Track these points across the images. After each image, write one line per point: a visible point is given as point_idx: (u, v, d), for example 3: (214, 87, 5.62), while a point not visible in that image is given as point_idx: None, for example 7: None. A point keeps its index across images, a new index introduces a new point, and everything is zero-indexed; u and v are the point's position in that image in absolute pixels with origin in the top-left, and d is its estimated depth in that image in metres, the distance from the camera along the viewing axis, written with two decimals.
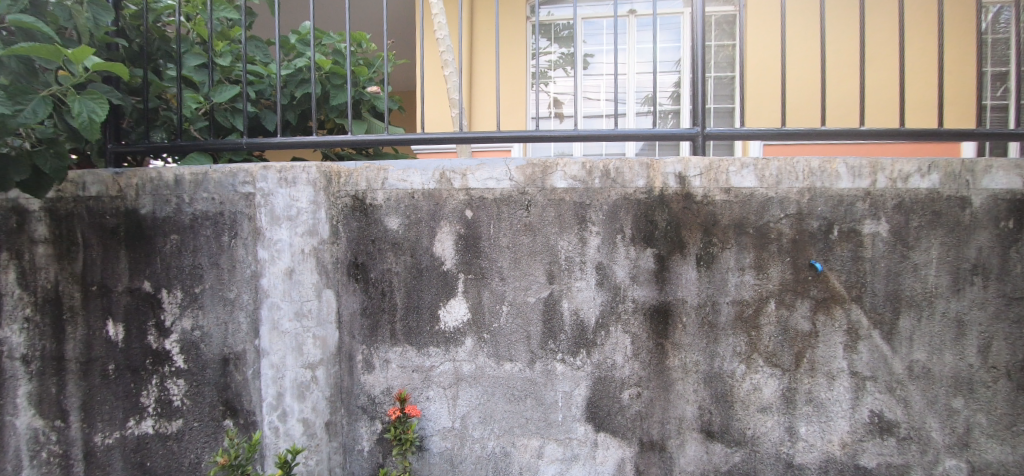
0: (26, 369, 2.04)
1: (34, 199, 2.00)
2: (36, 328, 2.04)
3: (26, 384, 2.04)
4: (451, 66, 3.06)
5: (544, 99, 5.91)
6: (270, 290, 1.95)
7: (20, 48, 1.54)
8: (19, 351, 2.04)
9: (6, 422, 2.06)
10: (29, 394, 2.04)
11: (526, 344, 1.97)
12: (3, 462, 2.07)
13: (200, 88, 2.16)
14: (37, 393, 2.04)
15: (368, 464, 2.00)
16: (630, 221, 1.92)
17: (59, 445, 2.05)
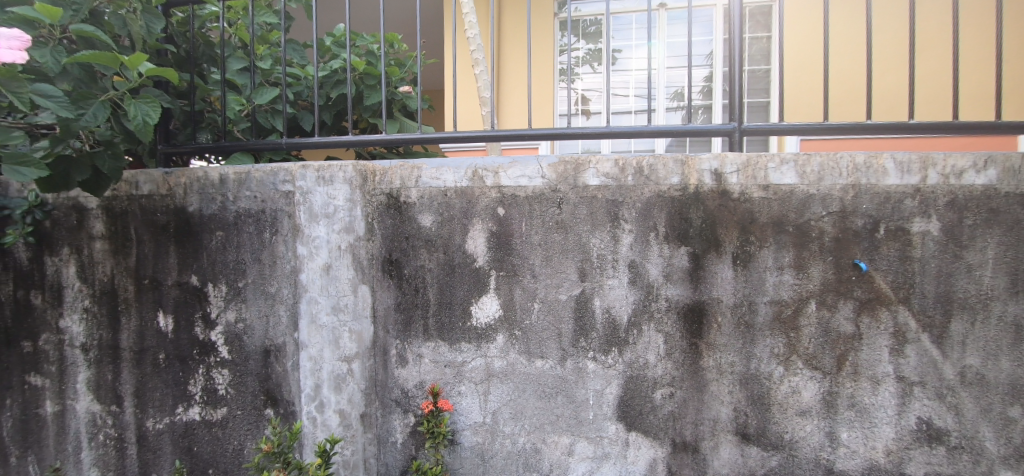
0: (85, 356, 2.18)
1: (93, 198, 2.13)
2: (94, 318, 2.17)
3: (86, 371, 2.18)
4: (482, 63, 3.04)
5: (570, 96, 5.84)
6: (309, 285, 2.02)
7: (81, 56, 1.63)
8: (79, 339, 2.18)
9: (68, 406, 2.21)
10: (88, 381, 2.18)
11: (557, 342, 1.97)
12: (66, 443, 2.22)
13: (243, 91, 2.25)
14: (96, 380, 2.18)
15: (402, 456, 2.05)
16: (663, 219, 1.90)
17: (115, 428, 2.18)
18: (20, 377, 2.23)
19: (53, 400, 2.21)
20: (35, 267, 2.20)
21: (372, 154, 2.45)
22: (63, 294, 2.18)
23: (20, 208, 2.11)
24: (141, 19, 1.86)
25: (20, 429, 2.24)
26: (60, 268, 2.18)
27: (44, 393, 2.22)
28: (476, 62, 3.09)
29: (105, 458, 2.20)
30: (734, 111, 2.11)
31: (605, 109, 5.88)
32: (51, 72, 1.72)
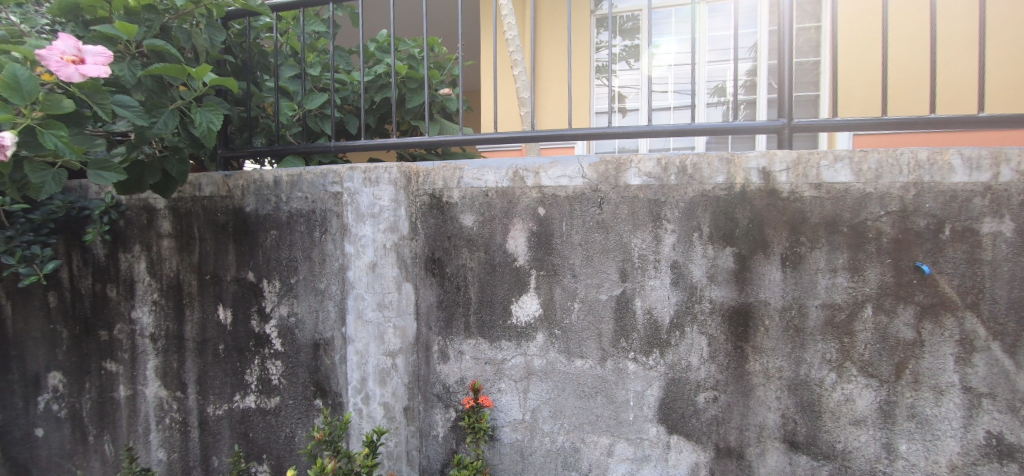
0: (154, 345, 2.35)
1: (161, 199, 2.29)
2: (161, 310, 2.33)
3: (154, 359, 2.35)
4: (520, 64, 3.03)
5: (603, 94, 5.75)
6: (355, 281, 2.10)
7: (154, 69, 1.76)
8: (148, 329, 2.35)
9: (138, 391, 2.38)
10: (156, 368, 2.35)
11: (597, 342, 1.97)
12: (137, 425, 2.40)
13: (294, 96, 2.35)
14: (163, 367, 2.35)
15: (443, 449, 2.10)
16: (708, 219, 1.86)
17: (180, 413, 2.34)
18: (97, 364, 2.43)
19: (126, 386, 2.40)
20: (111, 262, 2.38)
21: (413, 155, 2.53)
22: (134, 287, 2.36)
23: (98, 209, 2.28)
24: (206, 33, 1.99)
25: (96, 411, 2.44)
26: (132, 264, 2.36)
27: (118, 378, 2.40)
28: (515, 63, 3.09)
29: (171, 440, 2.36)
30: (784, 107, 2.03)
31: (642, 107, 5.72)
32: (126, 83, 1.85)
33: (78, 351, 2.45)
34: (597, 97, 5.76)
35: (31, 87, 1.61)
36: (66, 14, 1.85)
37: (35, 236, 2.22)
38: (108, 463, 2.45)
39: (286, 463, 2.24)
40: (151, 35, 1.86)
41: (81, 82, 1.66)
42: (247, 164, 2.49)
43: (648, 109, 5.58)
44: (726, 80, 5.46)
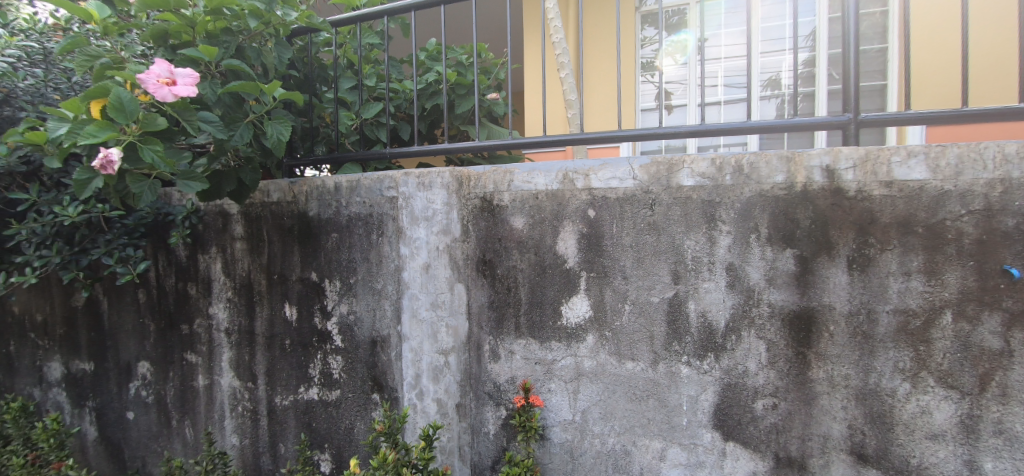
0: (228, 339, 2.54)
1: (234, 205, 2.47)
2: (235, 306, 2.52)
3: (228, 351, 2.54)
4: (567, 66, 3.02)
5: (649, 91, 5.47)
6: (410, 282, 2.19)
7: (232, 86, 1.90)
8: (224, 324, 2.54)
9: (215, 382, 2.58)
10: (230, 360, 2.54)
11: (649, 345, 1.96)
12: (213, 412, 2.60)
13: (352, 105, 2.46)
14: (236, 360, 2.53)
15: (494, 447, 2.14)
16: (766, 220, 1.81)
17: (251, 402, 2.52)
18: (179, 355, 2.65)
19: (203, 375, 2.60)
20: (191, 263, 2.59)
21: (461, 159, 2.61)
22: (211, 286, 2.56)
23: (180, 214, 2.49)
24: (275, 51, 2.14)
25: (178, 398, 2.67)
26: (209, 264, 2.56)
27: (197, 368, 2.61)
28: (561, 66, 3.08)
29: (243, 427, 2.54)
30: (850, 101, 1.93)
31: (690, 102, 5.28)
32: (207, 100, 2.00)
33: (163, 343, 2.68)
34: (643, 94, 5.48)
35: (132, 108, 1.77)
36: (156, 40, 2.00)
37: (129, 239, 2.45)
38: (188, 446, 2.67)
39: (346, 453, 2.36)
40: (229, 54, 2.02)
41: (173, 101, 1.81)
42: (300, 172, 2.60)
43: (696, 104, 5.21)
44: (782, 71, 5.02)
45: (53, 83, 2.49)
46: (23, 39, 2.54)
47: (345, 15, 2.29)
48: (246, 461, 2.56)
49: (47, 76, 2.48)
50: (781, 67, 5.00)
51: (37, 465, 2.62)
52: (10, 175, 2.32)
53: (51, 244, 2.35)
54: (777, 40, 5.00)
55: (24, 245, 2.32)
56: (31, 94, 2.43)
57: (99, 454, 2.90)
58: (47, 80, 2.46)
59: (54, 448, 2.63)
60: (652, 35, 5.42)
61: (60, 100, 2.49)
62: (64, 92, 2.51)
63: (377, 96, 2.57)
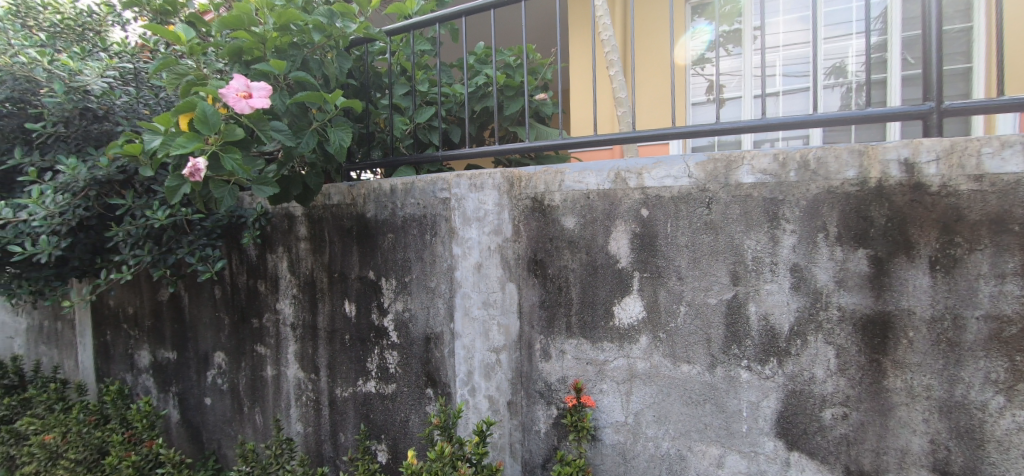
0: (294, 333, 2.70)
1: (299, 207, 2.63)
2: (300, 302, 2.67)
3: (294, 344, 2.71)
4: (617, 64, 2.98)
5: (699, 84, 5.10)
6: (463, 281, 2.27)
7: (299, 96, 2.03)
8: (290, 319, 2.71)
9: (283, 373, 2.76)
10: (295, 353, 2.71)
11: (706, 348, 1.90)
12: (281, 401, 2.78)
13: (406, 111, 2.57)
14: (301, 352, 2.69)
15: (546, 445, 2.15)
16: (836, 218, 1.71)
17: (314, 393, 2.67)
18: (251, 347, 2.85)
19: (272, 366, 2.78)
20: (261, 261, 2.79)
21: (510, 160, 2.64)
22: (278, 282, 2.74)
23: (251, 216, 2.69)
24: (336, 61, 2.26)
25: (250, 386, 2.87)
26: (277, 263, 2.73)
27: (266, 359, 2.80)
28: (611, 64, 3.04)
29: (308, 416, 2.70)
30: (931, 89, 1.78)
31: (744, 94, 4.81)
32: (277, 109, 2.13)
33: (237, 336, 2.89)
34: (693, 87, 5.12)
35: (215, 120, 1.93)
36: (233, 56, 2.14)
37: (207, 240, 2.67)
38: (259, 431, 2.87)
39: (402, 445, 2.45)
40: (296, 67, 2.15)
41: (249, 112, 1.96)
42: (356, 176, 2.73)
43: (751, 95, 4.80)
44: (847, 57, 4.55)
45: (144, 99, 2.79)
46: (119, 61, 2.85)
47: (399, 24, 2.38)
48: (311, 448, 2.72)
49: (139, 94, 2.77)
50: (845, 53, 4.54)
51: (133, 442, 2.92)
52: (110, 183, 2.57)
53: (144, 244, 2.58)
54: (841, 24, 4.53)
55: (122, 245, 2.56)
56: (125, 110, 2.72)
57: (181, 435, 3.19)
58: (139, 97, 2.76)
59: (147, 428, 2.93)
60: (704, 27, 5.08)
61: (149, 114, 2.78)
62: (152, 107, 2.79)
63: (429, 100, 2.65)
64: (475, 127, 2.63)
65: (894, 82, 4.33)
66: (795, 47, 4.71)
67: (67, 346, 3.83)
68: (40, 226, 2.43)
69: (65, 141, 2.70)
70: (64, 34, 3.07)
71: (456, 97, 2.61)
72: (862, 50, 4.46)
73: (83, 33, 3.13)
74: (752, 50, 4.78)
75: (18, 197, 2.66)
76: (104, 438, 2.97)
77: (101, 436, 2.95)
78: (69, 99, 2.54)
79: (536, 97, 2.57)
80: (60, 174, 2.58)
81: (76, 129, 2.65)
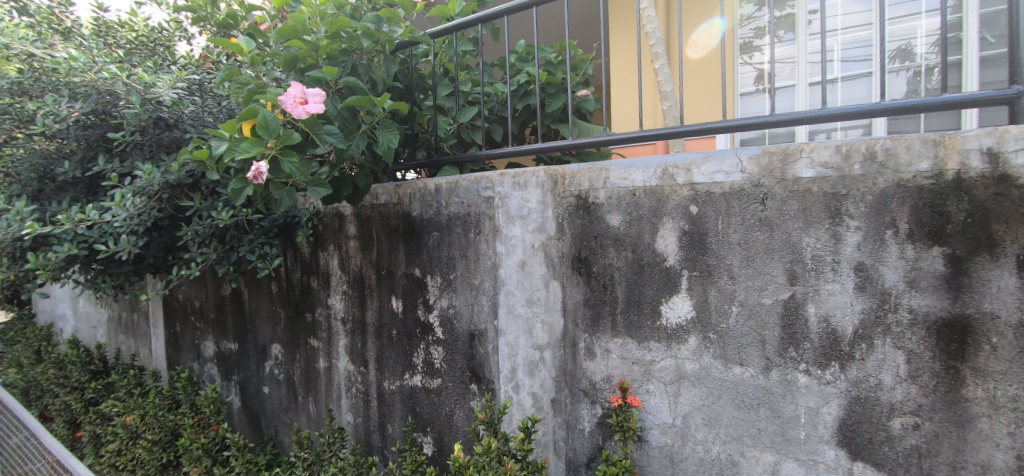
0: (344, 327, 2.83)
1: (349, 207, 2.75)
2: (350, 298, 2.79)
3: (344, 338, 2.83)
4: (662, 57, 2.89)
5: (748, 73, 4.59)
6: (507, 278, 2.30)
7: (350, 100, 2.10)
8: (340, 313, 2.84)
9: (334, 365, 2.89)
10: (345, 346, 2.83)
11: (760, 350, 1.82)
12: (332, 391, 2.91)
13: (449, 112, 2.63)
14: (350, 346, 2.81)
15: (590, 444, 2.14)
16: (907, 213, 1.59)
17: (363, 385, 2.78)
18: (305, 340, 3.01)
19: (324, 358, 2.93)
20: (313, 259, 2.94)
21: (552, 158, 2.63)
22: (330, 279, 2.87)
23: (305, 216, 2.85)
24: (383, 66, 2.34)
25: (304, 377, 3.03)
26: (329, 260, 2.87)
27: (319, 352, 2.95)
28: (656, 57, 2.95)
29: (357, 407, 2.82)
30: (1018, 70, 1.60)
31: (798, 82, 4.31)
32: (329, 113, 2.23)
33: (291, 329, 3.06)
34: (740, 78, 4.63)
35: (275, 126, 2.04)
36: (288, 65, 2.25)
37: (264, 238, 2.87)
38: (312, 420, 3.02)
39: (447, 438, 2.50)
40: (346, 73, 2.24)
41: (306, 117, 2.05)
42: (401, 175, 2.81)
43: (805, 83, 4.29)
44: (915, 38, 4.05)
45: (209, 109, 2.99)
46: (187, 73, 3.07)
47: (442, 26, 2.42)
48: (361, 438, 2.84)
49: (204, 103, 2.98)
50: (913, 34, 4.05)
51: (202, 426, 3.17)
52: (180, 186, 2.80)
53: (210, 242, 2.79)
54: (909, 2, 4.05)
55: (191, 243, 2.77)
56: (193, 119, 2.93)
57: (241, 420, 3.43)
58: (205, 107, 2.97)
59: (214, 413, 3.18)
60: (751, 12, 4.51)
61: (214, 122, 2.98)
62: (215, 115, 3.00)
63: (472, 100, 2.70)
64: (517, 125, 2.64)
65: (971, 63, 3.93)
66: (855, 30, 4.18)
67: (141, 336, 4.36)
68: (120, 226, 2.61)
69: (142, 148, 2.96)
70: (139, 50, 3.31)
71: (498, 96, 2.64)
72: (934, 30, 3.97)
73: (155, 48, 3.35)
74: (806, 35, 4.29)
75: (102, 199, 2.91)
76: (177, 421, 3.24)
77: (174, 419, 3.24)
78: (145, 110, 2.78)
79: (579, 93, 2.57)
80: (138, 178, 2.82)
81: (151, 137, 2.89)
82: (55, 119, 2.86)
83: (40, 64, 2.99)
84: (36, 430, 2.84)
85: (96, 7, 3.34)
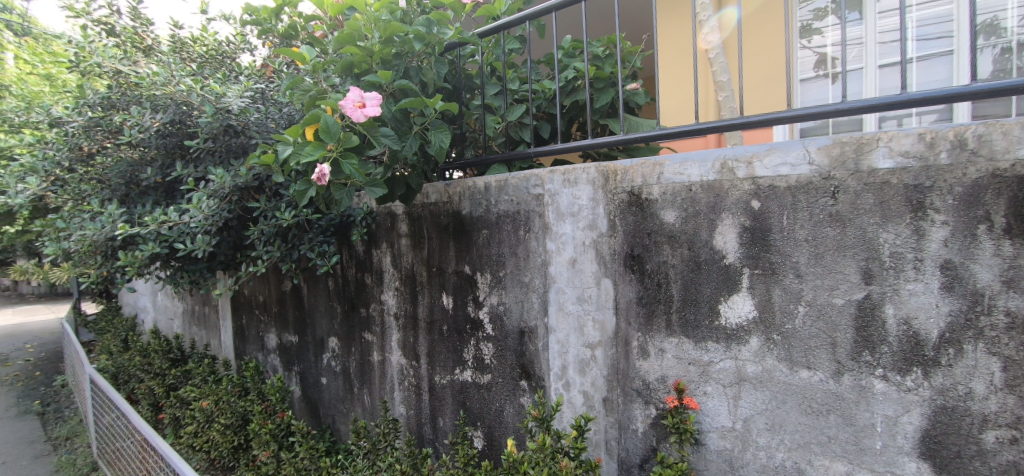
0: (397, 322, 2.94)
1: (401, 206, 2.86)
2: (402, 293, 2.91)
3: (397, 333, 2.95)
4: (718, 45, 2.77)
5: (807, 58, 4.23)
6: (557, 276, 2.29)
7: (404, 103, 2.17)
8: (394, 309, 2.96)
9: (388, 358, 3.01)
10: (399, 340, 2.95)
11: (829, 353, 1.70)
12: (386, 384, 3.04)
13: (497, 110, 2.66)
14: (403, 340, 2.92)
15: (644, 445, 2.09)
16: (1003, 207, 1.43)
17: (415, 378, 2.88)
18: (360, 333, 3.17)
19: (378, 352, 3.06)
20: (368, 256, 3.09)
21: (601, 154, 2.60)
22: (383, 276, 3.00)
23: (360, 215, 3.01)
24: (433, 67, 2.40)
25: (360, 369, 3.20)
26: (382, 257, 3.01)
27: (374, 346, 3.09)
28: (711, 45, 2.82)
29: (409, 399, 2.92)
30: None
31: (867, 64, 3.92)
32: (384, 116, 2.31)
33: (348, 323, 3.24)
34: (799, 62, 4.24)
35: (336, 130, 2.12)
36: (345, 71, 2.35)
37: (322, 237, 3.06)
38: (368, 410, 3.17)
39: (497, 432, 2.54)
40: (400, 76, 2.32)
41: (364, 121, 2.13)
42: (450, 175, 2.88)
43: (875, 65, 3.89)
44: (1005, 10, 3.61)
45: (272, 115, 3.19)
46: (253, 83, 3.28)
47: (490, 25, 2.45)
48: (413, 429, 2.94)
49: (267, 110, 3.17)
50: (1002, 6, 3.60)
51: (269, 412, 3.43)
52: (247, 189, 3.01)
53: (274, 241, 2.99)
54: None
55: (257, 242, 2.97)
56: (258, 125, 3.12)
57: (302, 408, 3.69)
58: (269, 114, 3.16)
59: (279, 401, 3.46)
60: None
61: (277, 128, 3.17)
62: (277, 121, 3.18)
63: (520, 98, 2.72)
64: (565, 122, 2.68)
65: None
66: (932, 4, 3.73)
67: (212, 328, 4.82)
68: (196, 227, 2.84)
69: (214, 155, 3.21)
70: (209, 64, 3.58)
71: (546, 93, 2.65)
72: None
73: (223, 61, 3.64)
74: (874, 13, 3.89)
75: (180, 202, 3.20)
76: (246, 407, 3.50)
77: (244, 406, 3.49)
78: (216, 119, 2.99)
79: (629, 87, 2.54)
80: (211, 181, 3.08)
81: (222, 143, 3.12)
82: (140, 130, 3.18)
83: (127, 80, 3.37)
84: (125, 411, 3.14)
85: (174, 25, 3.64)
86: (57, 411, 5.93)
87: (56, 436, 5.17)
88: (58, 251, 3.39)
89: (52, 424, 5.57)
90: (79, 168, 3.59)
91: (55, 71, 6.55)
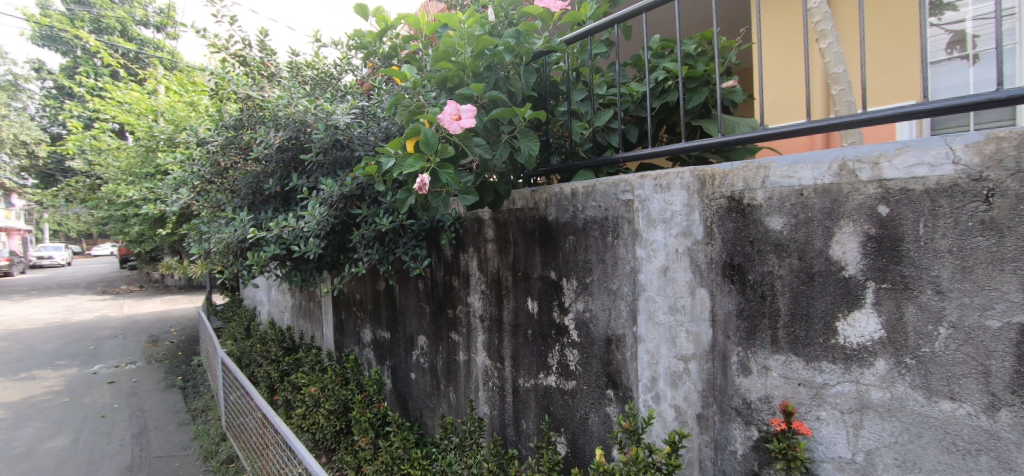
0: (482, 324, 2.96)
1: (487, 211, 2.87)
2: (488, 296, 2.92)
3: (481, 335, 2.97)
4: (831, 34, 2.48)
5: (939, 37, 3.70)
6: (648, 284, 2.17)
7: (495, 113, 2.16)
8: (479, 311, 2.98)
9: (473, 360, 3.04)
10: (483, 343, 2.96)
11: (980, 384, 1.44)
12: (471, 383, 3.07)
13: (584, 116, 2.59)
14: (488, 342, 2.93)
15: (743, 468, 1.91)
16: None
17: (498, 380, 2.88)
18: (447, 334, 3.23)
19: (464, 352, 3.10)
20: (455, 259, 3.14)
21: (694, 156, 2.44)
22: (470, 278, 3.04)
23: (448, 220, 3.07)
24: (523, 77, 2.38)
25: (446, 367, 3.26)
26: (469, 261, 3.05)
27: (459, 346, 3.13)
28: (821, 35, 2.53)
29: (493, 399, 2.93)
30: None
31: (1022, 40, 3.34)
32: (476, 126, 2.32)
33: (436, 323, 3.32)
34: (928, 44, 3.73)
35: (435, 142, 2.15)
36: (440, 84, 2.40)
37: (414, 243, 3.16)
38: (453, 406, 3.22)
39: (581, 441, 2.46)
40: (491, 86, 2.32)
41: (460, 132, 2.14)
42: (534, 182, 2.85)
43: None
44: None
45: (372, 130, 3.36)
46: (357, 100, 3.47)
47: (578, 31, 2.39)
48: (496, 428, 2.94)
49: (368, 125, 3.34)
50: None
51: (367, 402, 3.62)
52: (351, 197, 3.18)
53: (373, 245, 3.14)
54: None
55: (358, 246, 3.13)
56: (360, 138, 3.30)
57: (394, 400, 3.87)
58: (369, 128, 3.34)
59: (376, 392, 3.68)
60: None
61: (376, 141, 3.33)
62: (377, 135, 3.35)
63: (608, 102, 2.64)
64: (654, 124, 2.55)
65: None
66: None
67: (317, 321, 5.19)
68: (308, 231, 3.04)
69: (322, 167, 3.47)
70: (319, 85, 3.79)
71: (634, 96, 2.55)
72: None
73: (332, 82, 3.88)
74: None
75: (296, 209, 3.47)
76: (347, 396, 3.71)
77: (346, 393, 3.70)
78: (327, 134, 3.21)
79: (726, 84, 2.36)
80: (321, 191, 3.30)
81: (329, 156, 3.34)
82: (264, 146, 3.48)
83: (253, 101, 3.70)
84: (248, 390, 3.44)
85: (292, 52, 3.94)
86: (195, 386, 6.67)
87: (193, 408, 5.81)
88: (201, 251, 3.81)
89: (191, 397, 6.28)
90: (217, 180, 4.00)
91: (198, 98, 7.41)
